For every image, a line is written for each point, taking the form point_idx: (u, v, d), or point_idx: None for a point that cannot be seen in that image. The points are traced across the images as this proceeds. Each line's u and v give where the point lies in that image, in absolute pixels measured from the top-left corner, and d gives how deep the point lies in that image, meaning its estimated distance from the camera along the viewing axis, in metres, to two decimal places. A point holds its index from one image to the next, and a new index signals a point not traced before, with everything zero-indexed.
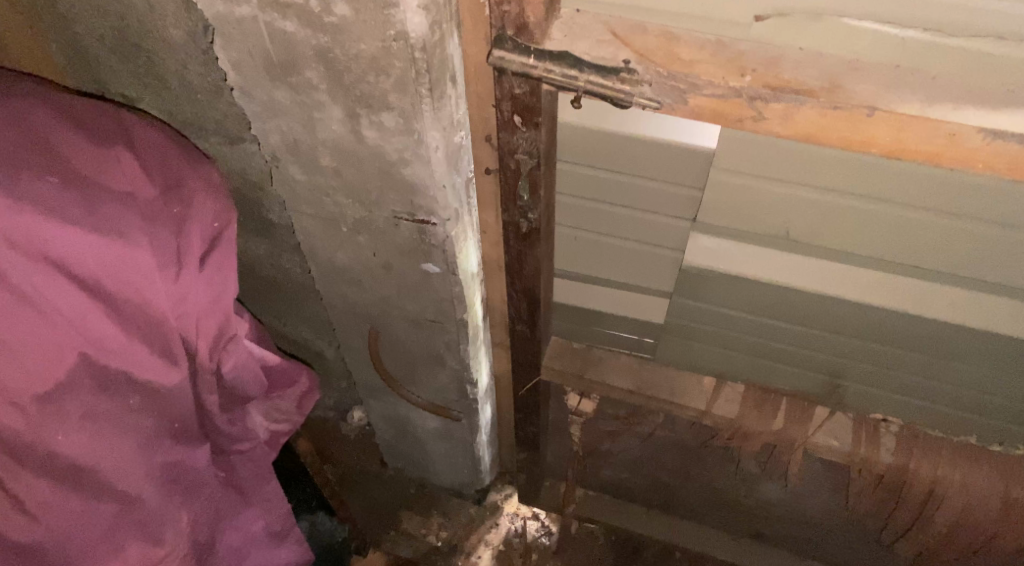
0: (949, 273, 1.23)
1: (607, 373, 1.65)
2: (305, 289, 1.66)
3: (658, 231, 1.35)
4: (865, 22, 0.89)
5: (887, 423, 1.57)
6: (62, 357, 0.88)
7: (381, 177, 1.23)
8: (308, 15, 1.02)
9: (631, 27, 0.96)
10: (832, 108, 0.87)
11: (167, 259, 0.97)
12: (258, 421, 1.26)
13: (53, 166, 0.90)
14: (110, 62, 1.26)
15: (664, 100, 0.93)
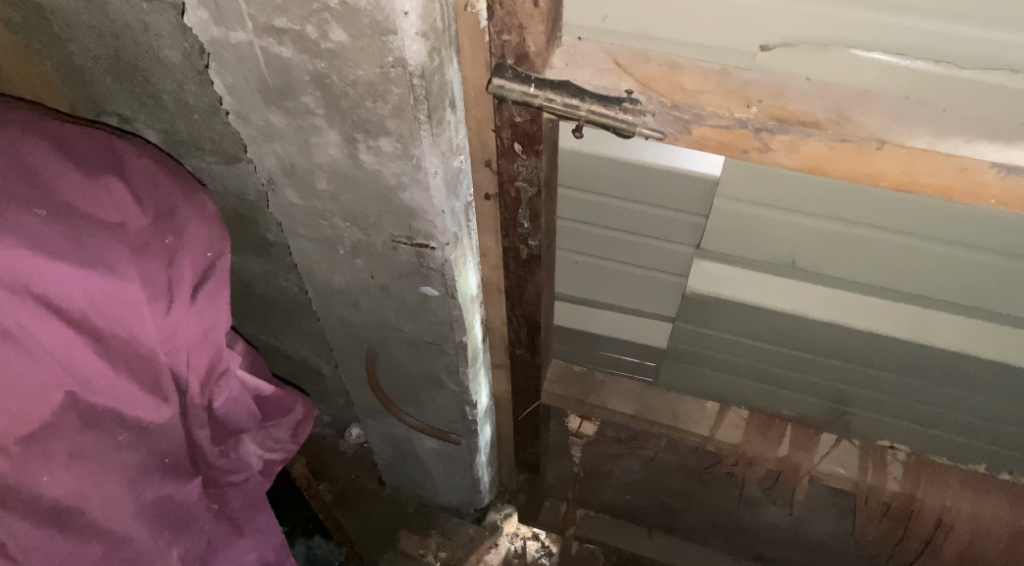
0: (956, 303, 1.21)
1: (608, 397, 1.61)
2: (303, 309, 1.64)
3: (661, 256, 1.33)
4: (873, 53, 0.89)
5: (895, 450, 1.55)
6: (47, 397, 0.86)
7: (378, 202, 1.21)
8: (304, 41, 1.00)
9: (632, 56, 0.93)
10: (840, 140, 0.85)
11: (158, 293, 0.95)
12: (252, 450, 1.24)
13: (41, 199, 0.87)
14: (104, 82, 1.24)
15: (668, 131, 0.90)
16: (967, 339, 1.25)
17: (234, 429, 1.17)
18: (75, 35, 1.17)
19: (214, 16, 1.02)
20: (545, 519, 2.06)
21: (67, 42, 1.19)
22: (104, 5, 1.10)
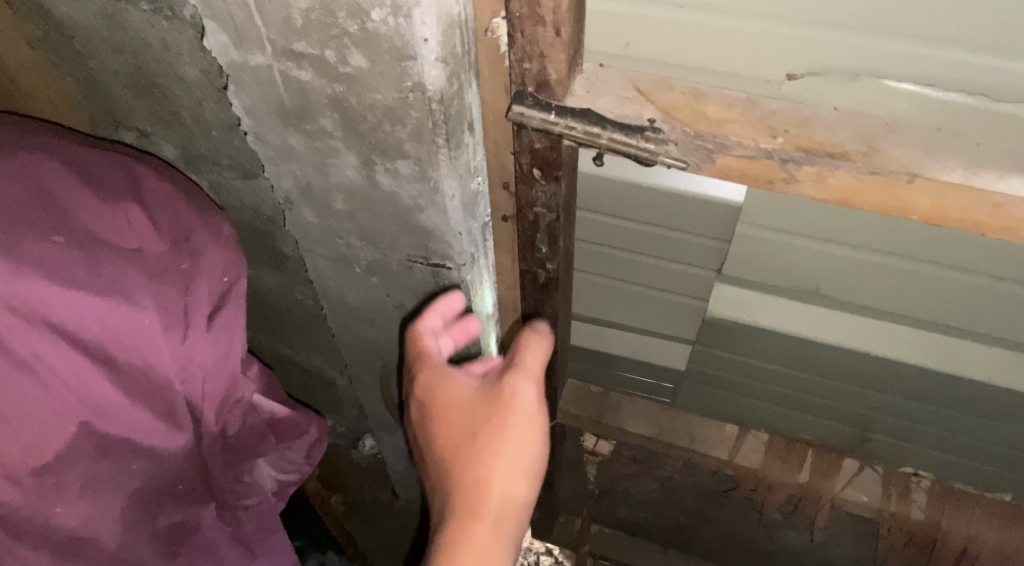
0: (987, 333, 1.19)
1: (624, 418, 1.65)
2: (316, 321, 1.61)
3: (680, 280, 1.31)
4: (904, 83, 0.87)
5: (919, 477, 1.54)
6: (61, 427, 0.85)
7: (395, 222, 1.20)
8: (323, 66, 0.99)
9: (655, 83, 0.92)
10: (869, 172, 0.83)
11: (175, 320, 0.92)
12: (266, 472, 1.23)
13: (59, 225, 0.85)
14: (124, 97, 1.24)
15: (691, 160, 0.89)
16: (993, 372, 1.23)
17: (246, 452, 1.16)
18: (95, 51, 1.17)
19: (234, 39, 1.01)
20: (558, 534, 2.03)
21: (87, 58, 1.19)
22: (124, 23, 1.10)
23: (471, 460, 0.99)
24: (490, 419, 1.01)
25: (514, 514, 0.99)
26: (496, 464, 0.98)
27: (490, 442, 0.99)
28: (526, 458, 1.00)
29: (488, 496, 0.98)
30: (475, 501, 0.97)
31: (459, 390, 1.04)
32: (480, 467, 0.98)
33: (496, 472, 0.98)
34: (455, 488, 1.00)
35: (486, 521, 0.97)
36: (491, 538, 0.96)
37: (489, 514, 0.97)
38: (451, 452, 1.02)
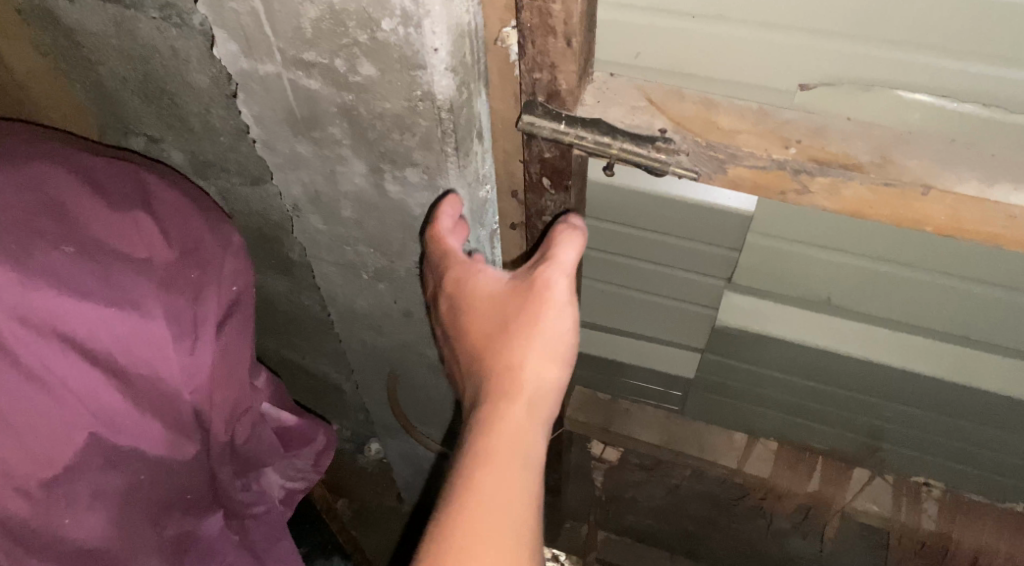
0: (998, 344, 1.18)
1: (632, 426, 1.66)
2: (324, 327, 1.61)
3: (689, 288, 1.31)
4: (918, 94, 0.86)
5: (930, 486, 1.56)
6: (71, 438, 0.84)
7: (403, 230, 1.20)
8: (332, 74, 0.99)
9: (666, 94, 0.91)
10: (883, 184, 0.82)
11: (184, 329, 0.92)
12: (273, 481, 1.22)
13: (68, 234, 0.85)
14: (132, 104, 1.23)
15: (702, 170, 0.88)
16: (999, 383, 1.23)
17: (255, 461, 1.15)
18: (104, 58, 1.17)
19: (243, 48, 1.01)
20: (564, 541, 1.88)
21: (96, 64, 1.19)
22: (133, 30, 1.09)
23: (500, 352, 0.86)
24: (519, 305, 0.87)
25: (548, 407, 0.85)
26: (527, 351, 0.85)
27: (520, 332, 0.86)
28: (560, 344, 0.86)
29: (519, 388, 0.84)
30: (505, 392, 0.83)
31: (486, 280, 0.90)
32: (510, 357, 0.85)
33: (526, 362, 0.84)
34: (484, 383, 0.87)
35: (516, 413, 0.83)
36: (522, 429, 0.82)
37: (521, 405, 0.83)
38: (480, 345, 0.89)
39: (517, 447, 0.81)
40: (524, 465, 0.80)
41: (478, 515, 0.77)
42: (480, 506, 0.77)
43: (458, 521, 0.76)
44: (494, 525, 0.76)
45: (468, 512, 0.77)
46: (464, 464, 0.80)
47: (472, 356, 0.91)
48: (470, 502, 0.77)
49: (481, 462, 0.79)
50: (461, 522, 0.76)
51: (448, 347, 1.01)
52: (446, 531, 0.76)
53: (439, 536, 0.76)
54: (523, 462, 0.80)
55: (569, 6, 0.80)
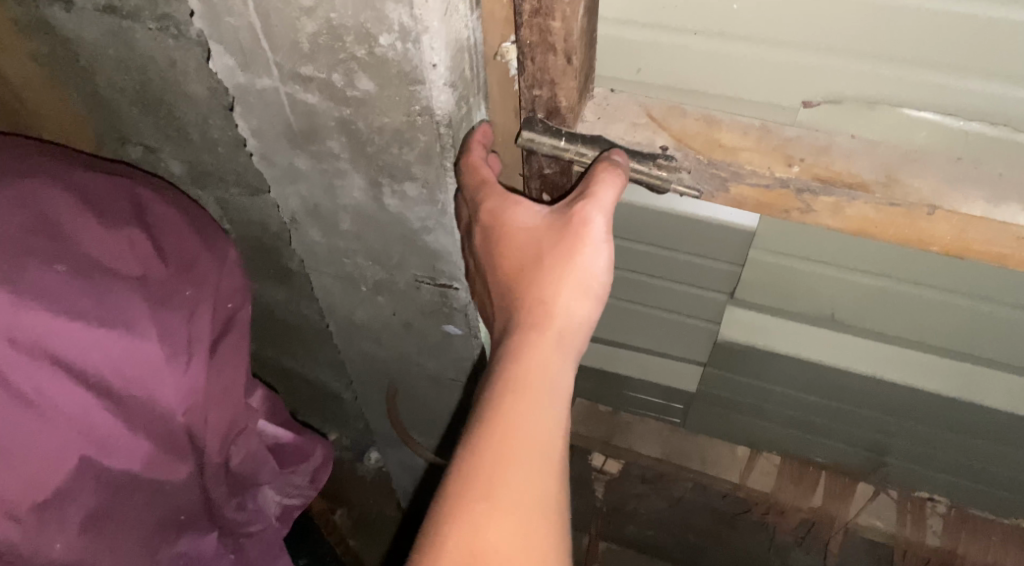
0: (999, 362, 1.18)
1: (634, 439, 1.80)
2: (323, 337, 1.59)
3: (692, 302, 1.29)
4: (925, 113, 0.84)
5: (933, 502, 1.66)
6: (63, 461, 0.82)
7: (403, 243, 1.18)
8: (330, 89, 0.98)
9: (668, 110, 0.91)
10: (889, 205, 0.81)
11: (178, 349, 0.90)
12: (271, 498, 1.20)
13: (61, 253, 0.84)
14: (130, 114, 1.22)
15: (704, 188, 0.87)
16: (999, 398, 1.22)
17: (252, 480, 1.14)
18: (101, 68, 1.15)
19: (240, 62, 1.00)
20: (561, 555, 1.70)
21: (93, 74, 1.17)
22: (130, 40, 1.08)
23: (533, 288, 0.85)
24: (554, 241, 0.84)
25: (576, 341, 0.85)
26: (559, 289, 0.84)
27: (552, 269, 0.84)
28: (593, 283, 0.85)
29: (550, 325, 0.83)
30: (535, 328, 0.83)
31: (522, 212, 0.87)
32: (542, 294, 0.84)
33: (559, 299, 0.84)
34: (514, 316, 0.86)
35: (545, 347, 0.83)
36: (552, 365, 0.82)
37: (550, 341, 0.83)
38: (511, 278, 0.87)
39: (547, 382, 0.81)
40: (553, 400, 0.81)
41: (509, 446, 0.77)
42: (511, 439, 0.78)
43: (489, 452, 0.77)
44: (525, 458, 0.77)
45: (500, 443, 0.77)
46: (494, 397, 0.80)
47: (503, 285, 0.89)
48: (503, 435, 0.78)
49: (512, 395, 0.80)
50: (493, 453, 0.77)
51: (476, 269, 1.00)
52: (477, 460, 0.77)
53: (471, 465, 0.77)
54: (549, 399, 0.80)
55: (569, 23, 0.79)
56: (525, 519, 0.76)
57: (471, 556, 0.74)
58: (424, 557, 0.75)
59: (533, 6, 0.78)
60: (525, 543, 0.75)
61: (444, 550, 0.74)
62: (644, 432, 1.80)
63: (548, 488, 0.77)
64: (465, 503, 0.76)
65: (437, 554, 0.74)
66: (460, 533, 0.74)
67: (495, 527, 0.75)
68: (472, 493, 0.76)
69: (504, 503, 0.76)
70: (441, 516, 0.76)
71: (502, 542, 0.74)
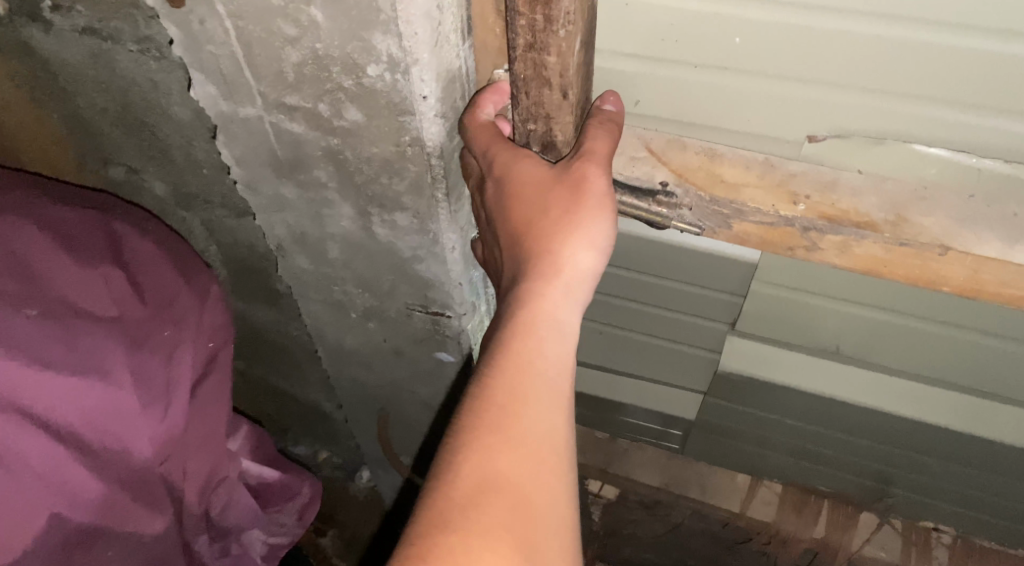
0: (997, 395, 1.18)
1: (631, 467, 1.77)
2: (311, 360, 1.54)
3: (691, 331, 1.26)
4: (934, 148, 0.81)
5: (940, 533, 1.64)
6: (32, 519, 0.78)
7: (393, 271, 1.14)
8: (317, 118, 0.94)
9: (667, 143, 0.88)
10: (898, 243, 0.78)
11: (155, 395, 0.86)
12: (256, 538, 1.16)
13: (32, 297, 0.80)
14: (111, 135, 1.17)
15: (706, 225, 0.84)
16: (996, 420, 1.22)
17: (233, 528, 1.10)
18: (82, 89, 1.11)
19: (223, 91, 0.96)
20: None
21: (74, 95, 1.13)
22: (112, 61, 1.04)
23: (538, 238, 0.80)
24: (561, 189, 0.79)
25: (583, 291, 0.81)
26: (566, 238, 0.79)
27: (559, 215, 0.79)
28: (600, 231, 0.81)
29: (557, 275, 0.78)
30: (543, 277, 0.78)
31: (529, 164, 0.81)
32: (549, 245, 0.79)
33: (569, 250, 0.79)
34: (520, 269, 0.81)
35: (553, 297, 0.78)
36: (561, 314, 0.78)
37: (558, 291, 0.78)
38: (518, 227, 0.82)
39: (555, 330, 0.77)
40: (560, 344, 0.76)
41: (521, 387, 0.72)
42: (522, 381, 0.73)
43: (500, 392, 0.72)
44: (537, 400, 0.72)
45: (509, 382, 0.73)
46: (501, 342, 0.75)
47: (507, 242, 0.84)
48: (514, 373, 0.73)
49: (520, 340, 0.75)
50: (504, 393, 0.72)
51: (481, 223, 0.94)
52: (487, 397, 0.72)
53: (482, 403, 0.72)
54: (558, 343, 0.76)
55: (565, 58, 0.75)
56: (538, 457, 0.70)
57: (483, 492, 0.68)
58: (432, 495, 0.68)
59: (527, 41, 0.75)
60: (536, 475, 0.70)
61: (454, 487, 0.68)
62: (644, 459, 1.77)
63: (560, 428, 0.73)
64: (477, 438, 0.70)
65: (446, 491, 0.68)
66: (472, 468, 0.68)
67: (509, 461, 0.69)
68: (484, 429, 0.70)
69: (518, 435, 0.70)
70: (451, 452, 0.69)
71: (514, 478, 0.69)
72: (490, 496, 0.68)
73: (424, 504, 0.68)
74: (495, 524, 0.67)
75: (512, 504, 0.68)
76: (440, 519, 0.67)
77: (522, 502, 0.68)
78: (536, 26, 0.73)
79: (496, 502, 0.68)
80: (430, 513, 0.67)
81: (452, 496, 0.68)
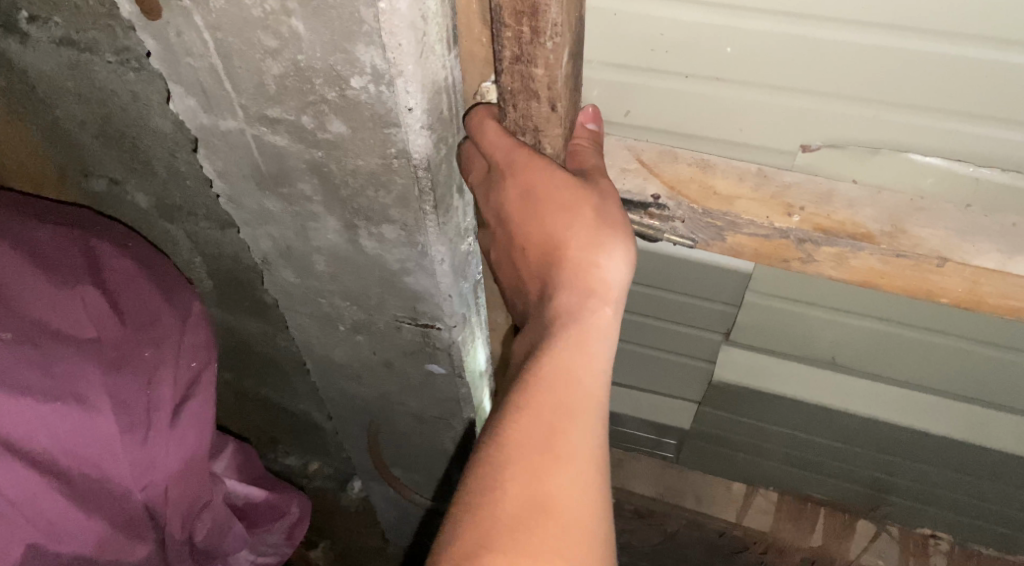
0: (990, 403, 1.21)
1: (627, 477, 1.74)
2: (300, 372, 1.51)
3: (687, 342, 1.28)
4: (931, 159, 0.80)
5: (937, 539, 1.64)
6: (7, 551, 0.76)
7: (381, 284, 1.12)
8: (300, 131, 0.91)
9: (659, 154, 0.85)
10: (896, 255, 0.76)
11: (135, 419, 0.84)
12: (242, 559, 1.13)
13: (8, 322, 0.77)
14: (91, 147, 1.14)
15: (699, 237, 0.82)
16: (989, 422, 1.23)
17: (218, 550, 1.07)
18: (60, 100, 1.08)
19: (202, 104, 0.93)
20: None
21: (52, 107, 1.10)
22: (89, 73, 1.01)
23: (568, 247, 0.77)
24: (593, 195, 0.76)
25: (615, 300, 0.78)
26: (600, 248, 0.76)
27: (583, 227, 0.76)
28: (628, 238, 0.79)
29: (596, 286, 0.76)
30: (571, 292, 0.76)
31: (543, 173, 0.76)
32: (583, 256, 0.76)
33: (598, 260, 0.76)
34: (544, 279, 0.79)
35: (585, 311, 0.76)
36: (593, 327, 0.75)
37: (596, 302, 0.76)
38: (534, 238, 0.79)
39: (600, 344, 0.75)
40: (596, 356, 0.74)
41: (560, 402, 0.71)
42: (561, 395, 0.71)
43: (534, 411, 0.70)
44: (583, 415, 0.71)
45: (553, 397, 0.71)
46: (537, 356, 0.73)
47: (522, 250, 0.81)
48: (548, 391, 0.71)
49: (560, 354, 0.73)
50: (541, 410, 0.70)
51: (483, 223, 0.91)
52: (522, 418, 0.70)
53: (523, 418, 0.70)
54: (592, 355, 0.74)
55: (553, 70, 0.73)
56: (579, 475, 0.69)
57: (528, 510, 0.67)
58: (471, 515, 0.67)
59: (514, 53, 0.73)
60: (579, 492, 0.68)
61: (494, 507, 0.67)
62: (642, 469, 1.75)
63: (598, 441, 0.71)
64: (520, 456, 0.68)
65: (487, 514, 0.67)
66: (516, 487, 0.67)
67: (550, 481, 0.68)
68: (527, 447, 0.69)
69: (558, 452, 0.69)
70: (491, 472, 0.68)
71: (557, 497, 0.68)
72: (534, 517, 0.67)
73: (461, 524, 0.67)
74: (544, 543, 0.66)
75: (559, 523, 0.67)
76: (482, 539, 0.66)
77: (568, 521, 0.67)
78: (523, 37, 0.71)
79: (540, 523, 0.66)
80: (472, 535, 0.66)
81: (491, 519, 0.66)
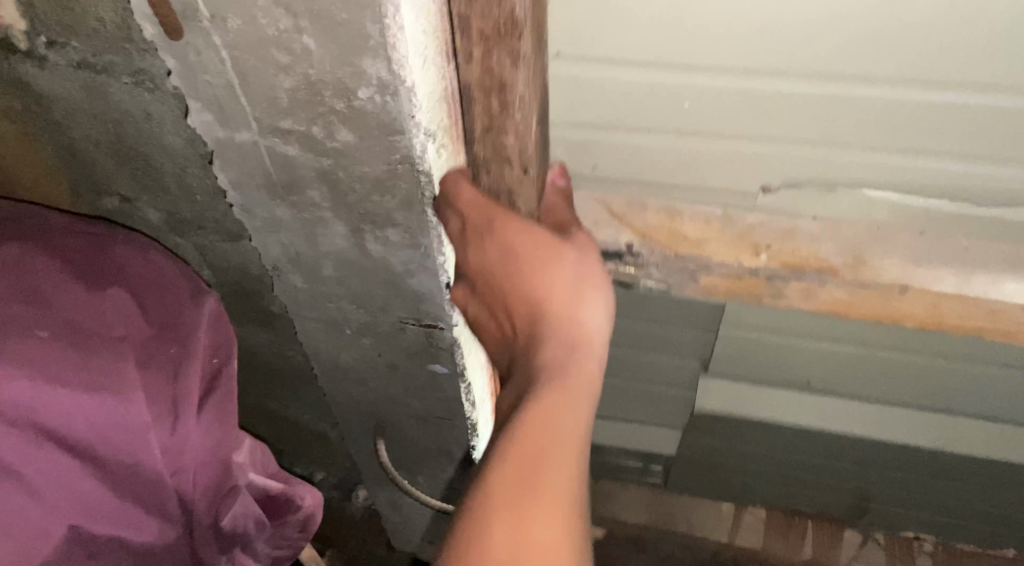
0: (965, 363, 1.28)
1: (621, 509, 1.99)
2: (306, 379, 1.56)
3: (681, 335, 1.36)
4: (883, 194, 0.97)
5: (921, 541, 1.90)
6: (50, 531, 0.83)
7: (386, 286, 1.18)
8: (311, 141, 0.98)
9: (628, 205, 1.05)
10: (859, 286, 0.97)
11: (164, 409, 0.89)
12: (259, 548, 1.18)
13: (46, 322, 0.84)
14: (105, 165, 1.20)
15: (671, 280, 1.03)
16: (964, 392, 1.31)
17: (241, 538, 1.13)
18: (76, 122, 1.14)
19: (218, 118, 1.00)
20: None
21: (68, 128, 1.16)
22: (105, 94, 1.07)
23: (547, 300, 0.90)
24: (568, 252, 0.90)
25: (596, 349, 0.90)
26: (575, 300, 0.89)
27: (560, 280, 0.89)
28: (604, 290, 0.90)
29: (576, 333, 0.88)
30: (553, 340, 0.88)
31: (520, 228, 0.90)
32: (561, 306, 0.89)
33: (575, 310, 0.89)
34: (532, 334, 0.91)
35: (568, 351, 0.87)
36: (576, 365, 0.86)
37: (579, 345, 0.87)
38: (519, 298, 0.92)
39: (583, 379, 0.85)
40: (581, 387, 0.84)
41: (547, 419, 0.80)
42: (548, 413, 0.80)
43: (525, 428, 0.79)
44: (567, 430, 0.79)
45: (539, 415, 0.80)
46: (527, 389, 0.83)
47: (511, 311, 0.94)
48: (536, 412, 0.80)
49: (547, 383, 0.83)
50: (529, 427, 0.79)
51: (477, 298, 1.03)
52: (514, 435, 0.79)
53: (513, 436, 0.79)
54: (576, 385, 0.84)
55: (522, 133, 0.88)
56: (564, 480, 0.76)
57: (518, 506, 0.74)
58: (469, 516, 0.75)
59: (485, 124, 0.89)
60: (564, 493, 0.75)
61: (488, 510, 0.74)
62: (630, 499, 2.00)
63: (581, 456, 0.79)
64: (512, 463, 0.77)
65: (482, 512, 0.74)
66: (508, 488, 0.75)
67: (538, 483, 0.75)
68: (518, 460, 0.77)
69: (545, 462, 0.77)
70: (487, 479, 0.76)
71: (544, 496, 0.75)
72: (522, 513, 0.73)
73: (461, 534, 0.74)
74: (533, 534, 0.72)
75: (546, 518, 0.74)
76: (477, 534, 0.73)
77: (554, 517, 0.74)
78: (493, 109, 0.87)
79: (529, 517, 0.73)
80: (469, 531, 0.74)
81: (486, 517, 0.74)
